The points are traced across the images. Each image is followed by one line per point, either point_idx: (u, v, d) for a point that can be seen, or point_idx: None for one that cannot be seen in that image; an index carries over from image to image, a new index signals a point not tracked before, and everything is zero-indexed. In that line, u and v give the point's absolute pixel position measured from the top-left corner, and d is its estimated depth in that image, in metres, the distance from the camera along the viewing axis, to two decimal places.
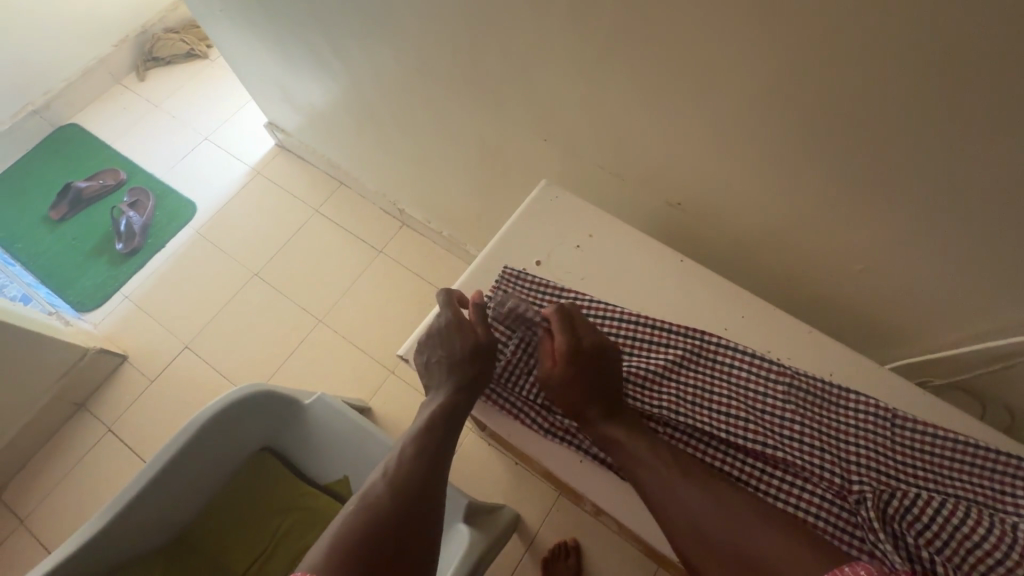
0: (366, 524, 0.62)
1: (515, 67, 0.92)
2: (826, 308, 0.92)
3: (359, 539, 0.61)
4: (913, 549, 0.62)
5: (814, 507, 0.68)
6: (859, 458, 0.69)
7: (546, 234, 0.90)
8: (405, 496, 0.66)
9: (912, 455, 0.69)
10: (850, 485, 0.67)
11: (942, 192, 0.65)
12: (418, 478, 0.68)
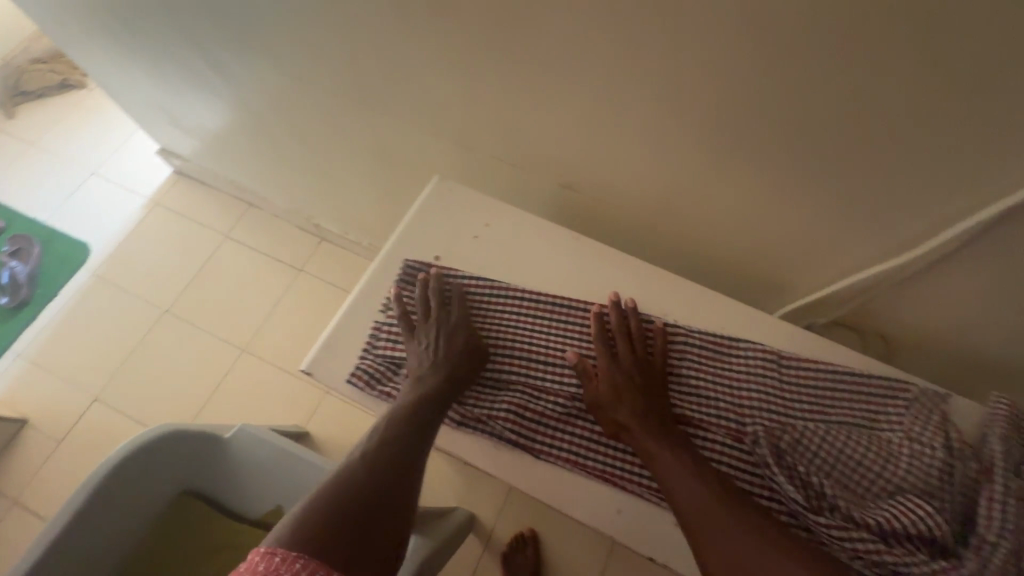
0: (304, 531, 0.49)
1: (373, 50, 0.80)
2: (751, 279, 0.82)
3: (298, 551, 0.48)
4: (821, 493, 0.56)
5: (715, 454, 0.61)
6: (752, 401, 0.62)
7: (436, 233, 0.72)
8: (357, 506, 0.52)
9: (803, 392, 0.63)
10: (745, 428, 0.61)
11: (839, 115, 0.56)
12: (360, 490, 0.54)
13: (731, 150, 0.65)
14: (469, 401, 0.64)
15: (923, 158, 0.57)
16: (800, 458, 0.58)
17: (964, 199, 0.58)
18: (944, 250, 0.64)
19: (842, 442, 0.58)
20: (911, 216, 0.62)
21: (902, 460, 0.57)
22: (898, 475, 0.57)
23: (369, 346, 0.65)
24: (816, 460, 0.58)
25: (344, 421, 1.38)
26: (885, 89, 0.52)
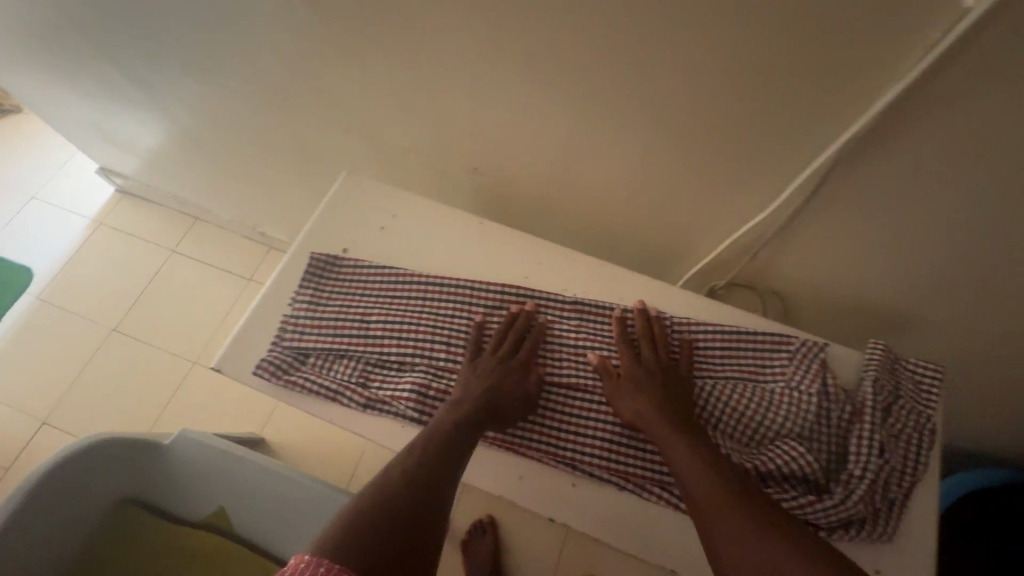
0: (354, 544, 0.45)
1: (279, 54, 0.81)
2: (660, 254, 0.85)
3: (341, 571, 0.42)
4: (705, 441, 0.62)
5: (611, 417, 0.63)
6: None
7: (340, 225, 0.74)
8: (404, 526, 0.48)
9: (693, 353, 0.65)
10: None
11: (702, 92, 0.59)
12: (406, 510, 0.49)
13: (601, 123, 0.68)
14: (373, 384, 0.63)
15: (753, 114, 0.59)
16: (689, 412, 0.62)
17: (800, 152, 0.61)
18: (795, 206, 0.66)
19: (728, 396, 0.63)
20: (763, 173, 0.65)
21: (784, 409, 0.61)
22: (776, 421, 0.61)
23: (277, 337, 0.66)
24: (704, 413, 0.63)
25: (298, 425, 1.39)
26: (736, 66, 0.55)
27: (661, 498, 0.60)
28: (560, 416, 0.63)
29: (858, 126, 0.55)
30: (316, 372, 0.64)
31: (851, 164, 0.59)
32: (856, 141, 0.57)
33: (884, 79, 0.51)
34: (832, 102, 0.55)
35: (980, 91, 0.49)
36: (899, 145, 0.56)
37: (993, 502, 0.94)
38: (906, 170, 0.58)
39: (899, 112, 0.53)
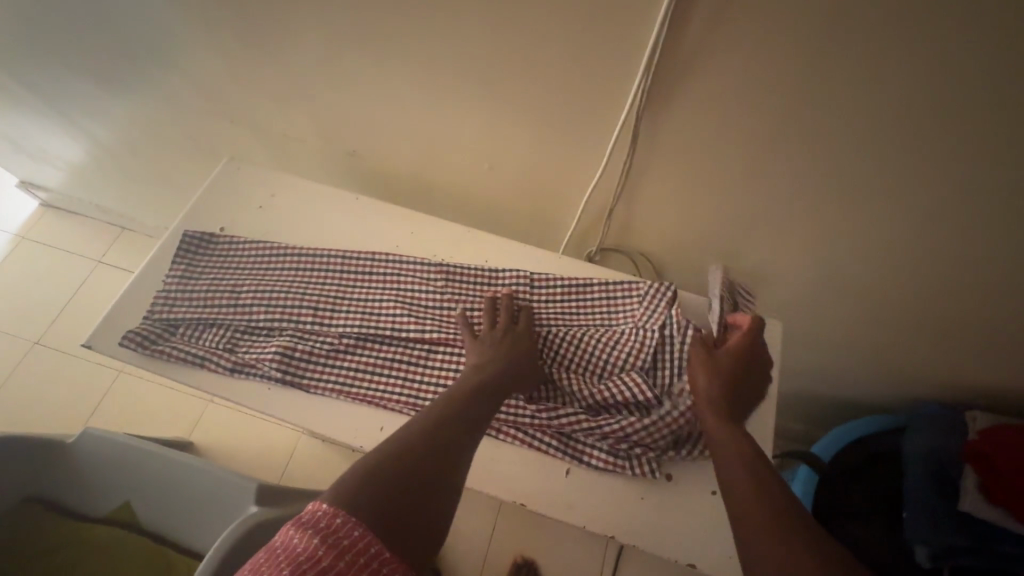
0: (370, 498, 0.43)
1: (158, 51, 0.84)
2: (541, 230, 0.89)
3: (358, 520, 0.41)
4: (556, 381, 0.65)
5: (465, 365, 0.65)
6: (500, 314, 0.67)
7: (218, 206, 0.76)
8: (417, 485, 0.46)
9: (549, 304, 0.69)
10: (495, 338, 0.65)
11: (532, 65, 0.63)
12: (426, 470, 0.47)
13: (444, 94, 0.71)
14: (241, 349, 0.66)
15: (558, 74, 0.63)
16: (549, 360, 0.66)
17: (609, 108, 0.65)
18: (623, 163, 0.70)
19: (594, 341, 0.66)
20: (599, 140, 0.69)
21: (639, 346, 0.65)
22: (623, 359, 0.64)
23: (148, 312, 0.68)
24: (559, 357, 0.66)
25: (224, 427, 1.38)
26: (553, 38, 0.59)
27: (520, 439, 0.64)
28: (421, 371, 0.65)
29: (639, 79, 0.59)
30: (185, 342, 0.66)
31: (651, 117, 0.63)
32: (645, 95, 0.60)
33: (646, 31, 0.55)
34: (614, 57, 0.59)
35: (726, 36, 0.53)
36: (682, 95, 0.60)
37: (871, 448, 0.97)
38: (697, 120, 0.62)
39: (669, 63, 0.57)
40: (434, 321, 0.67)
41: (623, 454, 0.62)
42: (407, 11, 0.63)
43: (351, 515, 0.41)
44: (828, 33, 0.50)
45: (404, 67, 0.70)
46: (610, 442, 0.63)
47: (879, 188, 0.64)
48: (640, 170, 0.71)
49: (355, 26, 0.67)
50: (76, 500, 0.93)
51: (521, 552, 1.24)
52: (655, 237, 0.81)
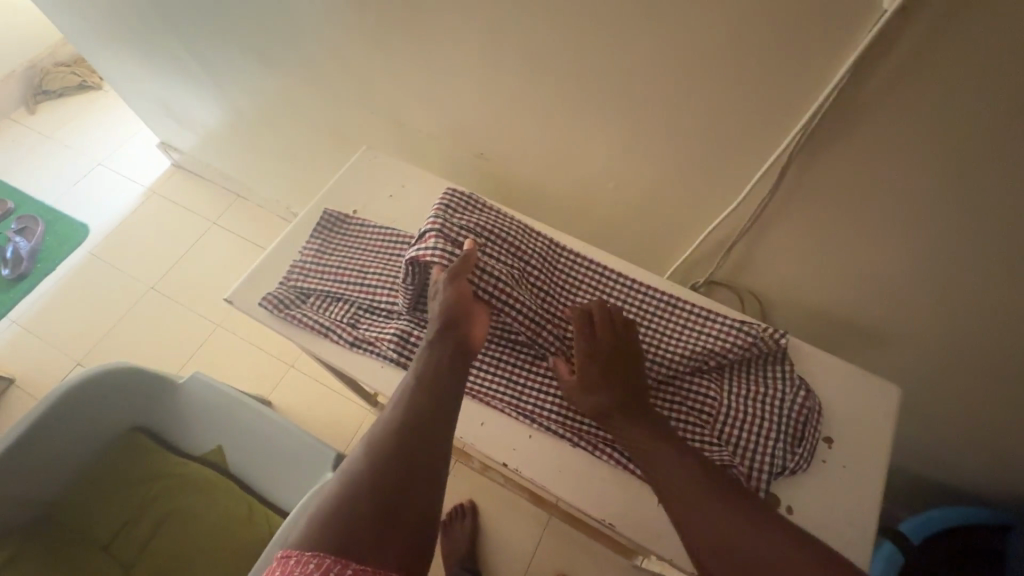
0: (340, 527, 0.45)
1: (324, 42, 0.92)
2: (646, 253, 0.89)
3: (317, 551, 0.43)
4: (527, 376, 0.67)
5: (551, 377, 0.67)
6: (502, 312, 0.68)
7: (357, 189, 0.82)
8: (395, 500, 0.48)
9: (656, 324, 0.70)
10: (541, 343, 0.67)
11: (681, 95, 0.64)
12: (407, 458, 0.50)
13: (589, 113, 0.73)
14: (362, 326, 0.70)
15: (715, 107, 0.63)
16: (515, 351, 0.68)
17: (759, 146, 0.64)
18: (758, 203, 0.69)
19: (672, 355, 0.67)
20: (733, 173, 0.69)
21: (738, 405, 0.64)
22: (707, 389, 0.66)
23: (285, 278, 0.74)
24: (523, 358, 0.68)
25: (302, 392, 1.46)
26: (710, 74, 0.60)
27: (616, 460, 0.63)
28: (526, 372, 0.67)
29: (803, 123, 0.58)
30: (314, 311, 0.72)
31: (803, 162, 0.62)
32: (804, 139, 0.59)
33: (825, 76, 0.54)
34: (781, 97, 0.58)
35: (913, 95, 0.51)
36: (845, 145, 0.58)
37: (972, 542, 0.90)
38: (855, 173, 0.59)
39: (840, 111, 0.55)
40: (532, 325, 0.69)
41: None
42: (569, 32, 0.65)
43: (314, 550, 0.44)
44: None
45: (556, 83, 0.72)
46: None
47: None
48: (769, 210, 0.70)
49: (518, 40, 0.70)
50: (174, 437, 1.01)
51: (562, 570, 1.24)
52: (767, 279, 0.79)
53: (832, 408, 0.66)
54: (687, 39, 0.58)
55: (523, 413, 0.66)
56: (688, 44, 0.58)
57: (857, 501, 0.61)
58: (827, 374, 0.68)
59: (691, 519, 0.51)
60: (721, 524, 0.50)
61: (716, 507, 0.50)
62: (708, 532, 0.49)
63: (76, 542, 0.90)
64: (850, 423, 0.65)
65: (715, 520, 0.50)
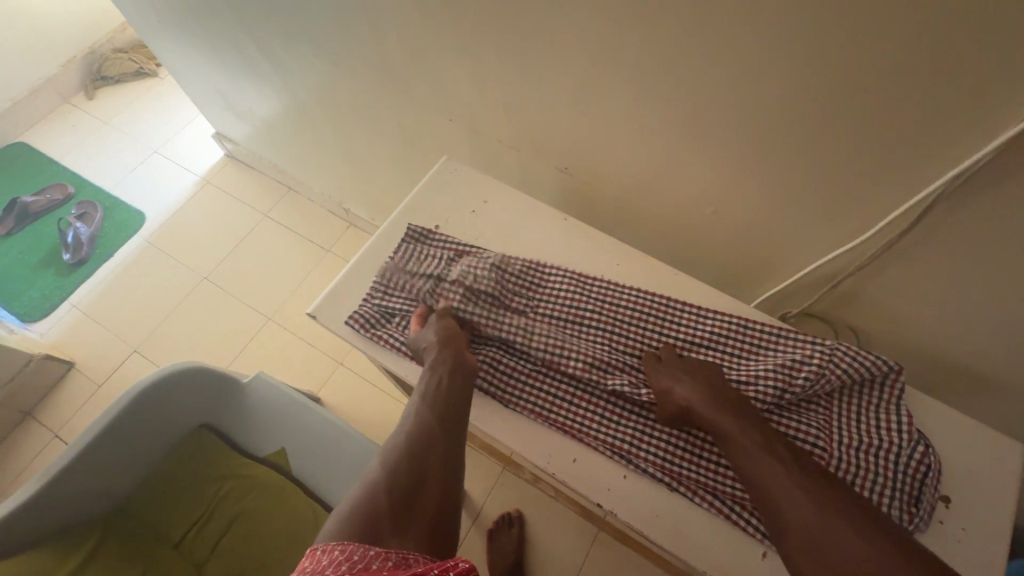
0: (365, 520, 0.49)
1: (407, 47, 0.89)
2: (734, 277, 0.85)
3: (346, 538, 0.48)
4: (606, 409, 0.65)
5: (638, 415, 0.65)
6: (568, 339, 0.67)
7: (439, 202, 0.80)
8: (413, 496, 0.52)
9: (754, 357, 0.66)
10: (612, 379, 0.65)
11: (812, 125, 0.60)
12: (422, 463, 0.55)
13: (700, 138, 0.69)
14: None
15: (853, 142, 0.59)
16: (593, 384, 0.66)
17: (895, 184, 0.60)
18: (882, 242, 0.65)
19: (772, 397, 0.62)
20: (854, 206, 0.64)
21: (849, 458, 0.60)
22: (808, 433, 0.62)
23: (368, 295, 0.73)
24: (590, 389, 0.66)
25: (351, 391, 1.47)
26: (853, 104, 0.55)
27: (717, 508, 0.60)
28: (618, 408, 0.65)
29: (960, 167, 0.54)
30: (398, 331, 0.70)
31: (948, 206, 0.57)
32: (957, 184, 0.55)
33: (998, 118, 0.49)
34: (938, 138, 0.53)
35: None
36: (1003, 188, 0.53)
37: None
38: (1011, 221, 0.55)
39: (1008, 156, 0.51)
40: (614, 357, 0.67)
41: None
42: (690, 56, 0.61)
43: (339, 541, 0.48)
44: None
45: (667, 106, 0.68)
46: None
47: None
48: (891, 248, 0.65)
49: (632, 61, 0.66)
50: (238, 438, 1.01)
51: None
52: (870, 315, 0.74)
53: (950, 462, 0.62)
54: (833, 69, 0.54)
55: (617, 454, 0.63)
56: (833, 74, 0.54)
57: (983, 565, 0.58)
58: (944, 424, 0.64)
59: (790, 508, 0.49)
60: (821, 512, 0.48)
61: (802, 501, 0.49)
62: (804, 519, 0.48)
63: (146, 534, 0.91)
64: (975, 483, 0.61)
65: (812, 509, 0.49)
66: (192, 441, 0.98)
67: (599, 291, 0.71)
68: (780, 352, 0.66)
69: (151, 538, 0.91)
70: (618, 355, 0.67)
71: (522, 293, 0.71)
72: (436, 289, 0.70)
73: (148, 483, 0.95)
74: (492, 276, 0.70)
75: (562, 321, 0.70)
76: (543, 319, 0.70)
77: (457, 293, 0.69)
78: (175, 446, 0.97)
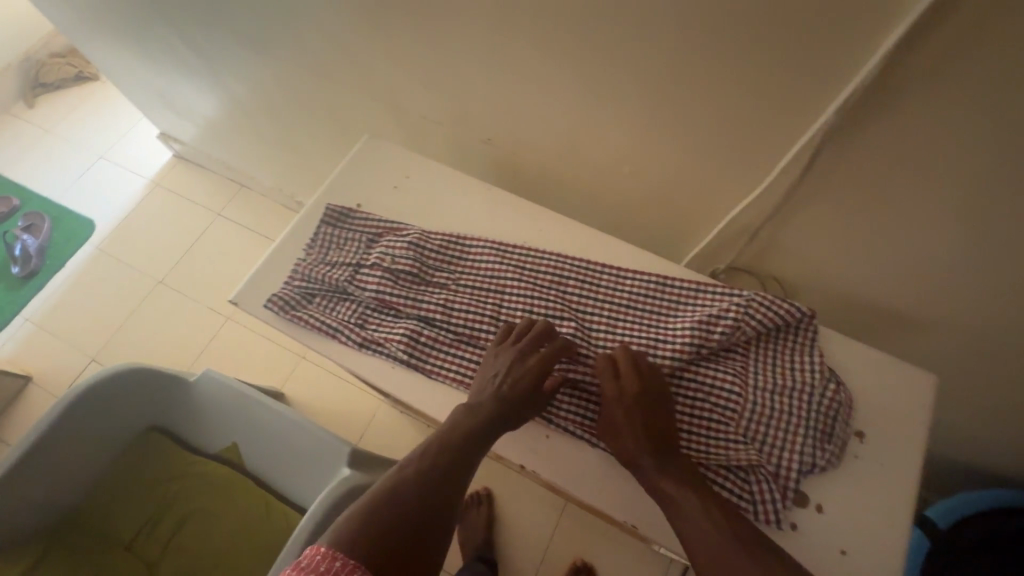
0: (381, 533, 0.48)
1: (321, 26, 0.87)
2: (662, 236, 0.86)
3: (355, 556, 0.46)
4: None
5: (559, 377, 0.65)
6: (487, 310, 0.68)
7: (360, 181, 0.79)
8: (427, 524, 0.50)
9: (672, 311, 0.67)
10: None
11: (703, 71, 0.60)
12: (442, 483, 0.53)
13: (606, 93, 0.69)
14: (370, 326, 0.68)
15: (743, 85, 0.59)
16: None
17: (789, 125, 0.60)
18: (787, 185, 0.65)
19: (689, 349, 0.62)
20: (757, 151, 0.65)
21: (764, 401, 0.61)
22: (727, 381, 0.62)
23: (289, 277, 0.72)
24: None
25: (315, 383, 1.46)
26: (736, 47, 0.56)
27: None
28: None
29: (840, 101, 0.54)
30: (320, 311, 0.70)
31: (838, 141, 0.58)
32: (840, 116, 0.55)
33: (866, 46, 0.50)
34: (818, 72, 0.54)
35: (972, 65, 0.46)
36: (882, 119, 0.54)
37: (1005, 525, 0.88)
38: (896, 153, 0.55)
39: (880, 84, 0.51)
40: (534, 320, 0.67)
41: (748, 493, 0.59)
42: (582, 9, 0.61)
43: (342, 551, 0.46)
44: None
45: (571, 64, 0.68)
46: (734, 478, 0.59)
47: None
48: (797, 192, 0.65)
49: (529, 17, 0.65)
50: (188, 434, 1.00)
51: (580, 556, 1.23)
52: (790, 262, 0.75)
53: (861, 396, 0.64)
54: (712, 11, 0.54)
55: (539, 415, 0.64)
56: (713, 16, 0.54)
57: (890, 491, 0.59)
58: (856, 360, 0.65)
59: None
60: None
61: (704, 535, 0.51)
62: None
63: (97, 538, 0.91)
64: (885, 416, 0.63)
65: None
66: (141, 442, 0.97)
67: (520, 259, 0.71)
68: (695, 303, 0.67)
69: (103, 541, 0.91)
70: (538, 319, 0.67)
71: (444, 268, 0.72)
72: (356, 270, 0.71)
73: (95, 488, 0.93)
74: (410, 254, 0.71)
75: (485, 291, 0.70)
76: (463, 292, 0.70)
77: (377, 274, 0.70)
78: (122, 449, 0.95)
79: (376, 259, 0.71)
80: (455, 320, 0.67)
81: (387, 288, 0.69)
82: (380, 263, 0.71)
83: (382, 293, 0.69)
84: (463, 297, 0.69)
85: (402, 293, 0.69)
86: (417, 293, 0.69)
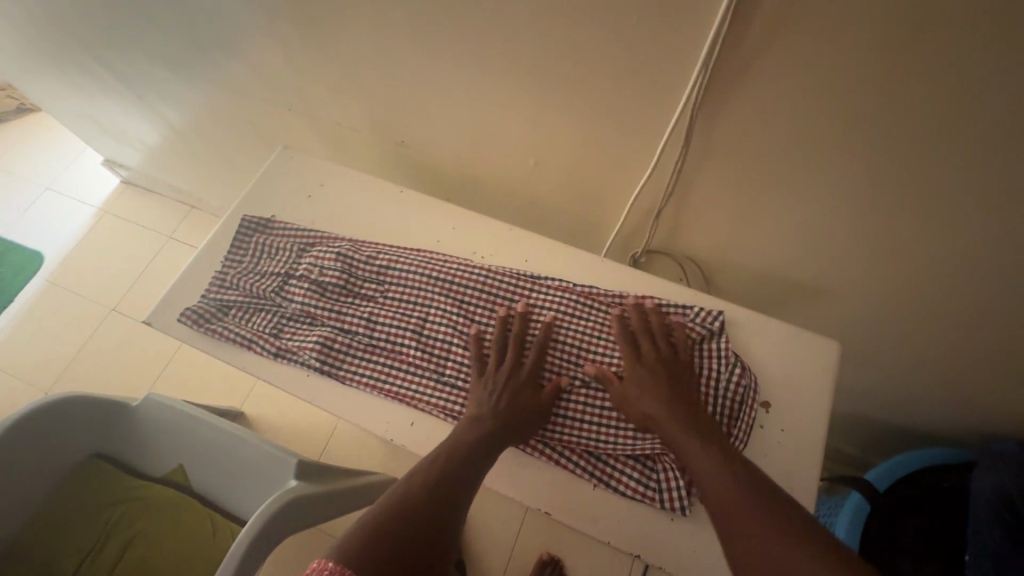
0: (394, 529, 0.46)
1: (224, 44, 0.88)
2: (582, 224, 0.88)
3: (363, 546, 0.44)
4: (440, 375, 0.66)
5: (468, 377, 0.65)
6: (401, 316, 0.69)
7: (274, 191, 0.80)
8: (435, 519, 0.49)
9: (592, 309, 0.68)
10: (446, 348, 0.67)
11: (573, 62, 0.61)
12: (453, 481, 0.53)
13: (495, 89, 0.71)
14: (285, 335, 0.70)
15: (612, 73, 0.61)
16: (429, 353, 0.67)
17: (660, 107, 0.62)
18: (674, 163, 0.67)
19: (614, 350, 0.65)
20: (641, 134, 0.67)
21: None
22: None
23: (205, 291, 0.74)
24: (427, 358, 0.67)
25: (274, 399, 1.45)
26: (594, 38, 0.58)
27: (546, 456, 0.63)
28: (447, 370, 0.66)
29: (696, 80, 0.56)
30: (236, 323, 0.71)
31: (705, 117, 0.60)
32: (701, 91, 0.57)
33: (706, 27, 0.52)
34: (672, 54, 0.56)
35: (800, 31, 0.48)
36: (736, 93, 0.56)
37: (934, 484, 0.90)
38: (757, 124, 0.58)
39: (726, 60, 0.53)
40: (452, 320, 0.68)
41: (654, 482, 0.60)
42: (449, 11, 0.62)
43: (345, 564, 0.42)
44: (899, 33, 0.45)
45: (456, 64, 0.70)
46: (642, 468, 0.61)
47: (972, 202, 0.57)
48: (685, 169, 0.67)
49: (406, 20, 0.67)
50: (133, 459, 0.99)
51: (548, 549, 1.23)
52: (697, 237, 0.78)
53: (760, 361, 0.66)
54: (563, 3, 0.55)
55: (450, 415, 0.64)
56: (565, 9, 0.56)
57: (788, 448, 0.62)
58: (755, 327, 0.67)
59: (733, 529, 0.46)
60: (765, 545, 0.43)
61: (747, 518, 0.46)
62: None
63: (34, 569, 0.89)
64: (784, 376, 0.65)
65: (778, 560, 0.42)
66: (83, 471, 0.96)
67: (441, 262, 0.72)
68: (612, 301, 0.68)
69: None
70: (456, 324, 0.68)
71: (364, 279, 0.72)
72: (285, 280, 0.72)
73: (34, 523, 0.92)
74: (338, 264, 0.71)
75: (397, 297, 0.70)
76: (380, 298, 0.70)
77: (303, 285, 0.71)
78: (62, 479, 0.94)
79: (297, 271, 0.72)
80: (367, 331, 0.68)
81: (302, 302, 0.70)
82: (306, 277, 0.71)
83: (298, 306, 0.70)
84: (378, 306, 0.70)
85: (318, 306, 0.70)
86: (332, 307, 0.70)
